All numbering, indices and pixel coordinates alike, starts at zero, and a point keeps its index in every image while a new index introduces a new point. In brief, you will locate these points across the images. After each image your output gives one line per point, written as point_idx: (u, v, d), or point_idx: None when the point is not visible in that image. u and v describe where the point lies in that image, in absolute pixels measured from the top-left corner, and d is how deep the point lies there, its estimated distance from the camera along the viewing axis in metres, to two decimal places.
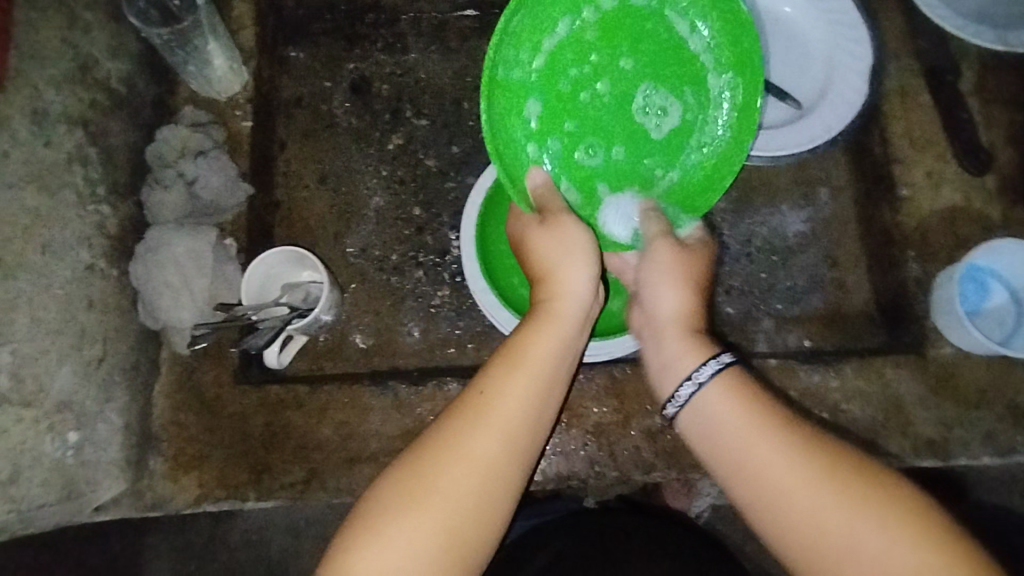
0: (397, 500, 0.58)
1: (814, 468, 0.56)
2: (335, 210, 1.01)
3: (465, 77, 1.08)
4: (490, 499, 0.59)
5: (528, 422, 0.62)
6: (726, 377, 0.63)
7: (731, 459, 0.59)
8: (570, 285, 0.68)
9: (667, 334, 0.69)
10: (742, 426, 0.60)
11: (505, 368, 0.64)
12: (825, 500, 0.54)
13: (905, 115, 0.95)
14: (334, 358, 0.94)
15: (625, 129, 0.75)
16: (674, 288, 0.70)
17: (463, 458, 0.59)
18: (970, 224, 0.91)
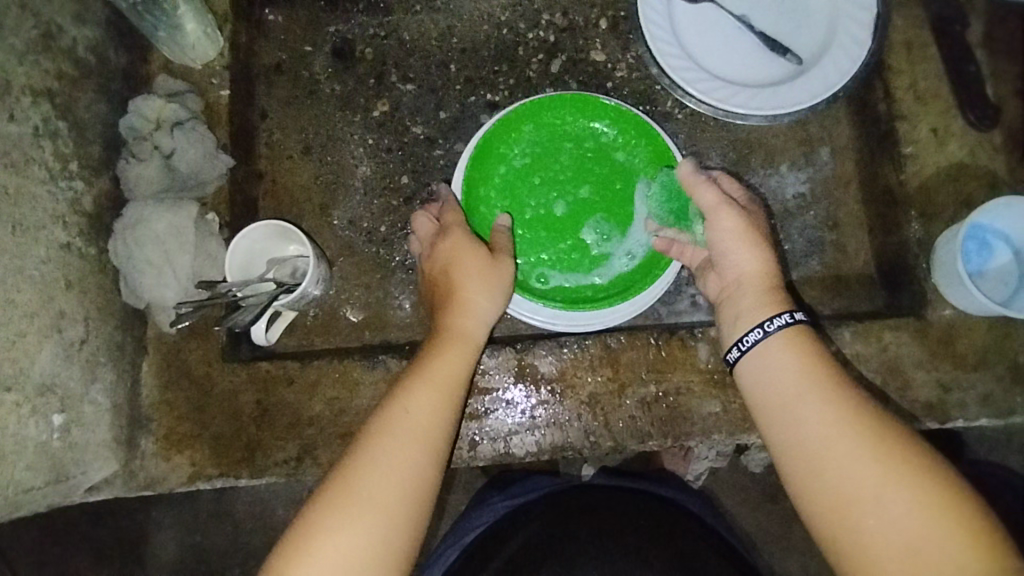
0: (329, 504, 0.64)
1: (870, 441, 0.60)
2: (321, 180, 0.98)
3: (452, 38, 1.04)
4: (399, 507, 0.64)
5: (439, 432, 0.69)
6: (801, 332, 0.69)
7: (797, 412, 0.65)
8: (479, 310, 0.79)
9: (751, 289, 0.74)
10: (796, 385, 0.66)
11: (420, 386, 0.71)
12: (864, 468, 0.59)
13: (910, 69, 0.91)
14: (326, 334, 0.94)
15: (562, 209, 0.90)
16: (748, 212, 0.77)
17: (385, 465, 0.66)
18: (976, 182, 0.88)
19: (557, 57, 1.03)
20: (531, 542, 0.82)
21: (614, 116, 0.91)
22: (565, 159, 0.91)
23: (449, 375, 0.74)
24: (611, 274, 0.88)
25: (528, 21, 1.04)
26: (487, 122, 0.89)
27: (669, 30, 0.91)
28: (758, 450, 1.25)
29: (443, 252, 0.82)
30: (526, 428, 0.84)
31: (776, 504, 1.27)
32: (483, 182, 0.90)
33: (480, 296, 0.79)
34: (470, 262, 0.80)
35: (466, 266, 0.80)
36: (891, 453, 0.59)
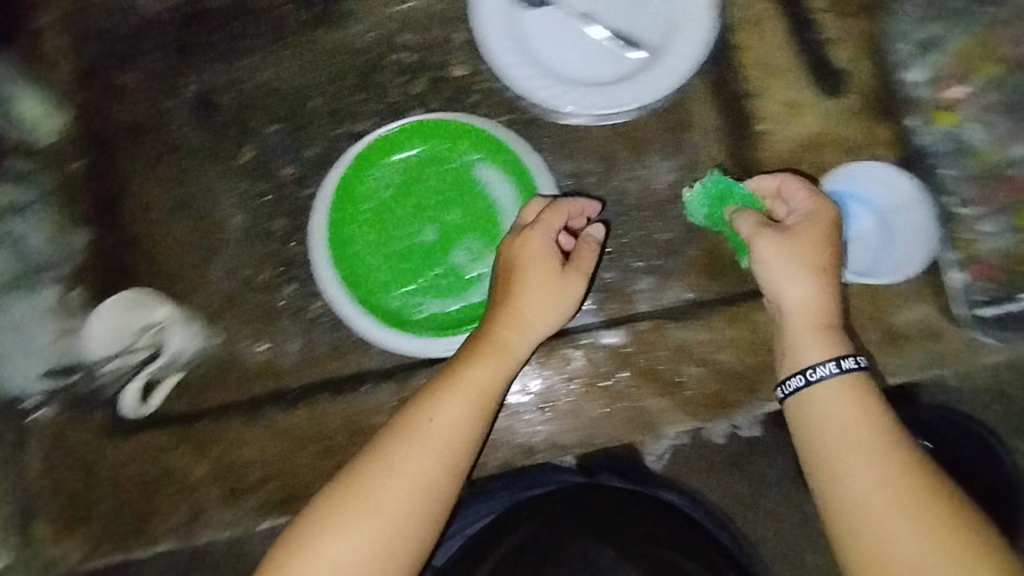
0: (337, 505, 0.69)
1: (925, 509, 0.62)
2: (194, 236, 0.97)
3: (310, 72, 1.02)
4: (405, 521, 0.69)
5: (460, 446, 0.72)
6: (855, 377, 0.69)
7: (826, 444, 0.67)
8: (529, 324, 0.79)
9: (812, 321, 0.73)
10: (851, 431, 0.67)
11: (450, 394, 0.74)
12: (905, 533, 0.61)
13: (758, 45, 0.89)
14: (218, 391, 0.93)
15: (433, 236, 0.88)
16: (812, 231, 0.74)
17: (407, 470, 0.70)
18: (835, 149, 0.87)
19: (418, 76, 1.02)
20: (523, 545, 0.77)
21: (472, 133, 0.88)
22: (430, 185, 0.88)
23: (472, 384, 0.75)
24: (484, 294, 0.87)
25: (384, 44, 1.02)
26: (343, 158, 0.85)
27: (513, 41, 0.89)
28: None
29: (522, 251, 0.79)
30: None
31: None
32: (349, 221, 0.87)
33: (538, 305, 0.79)
34: (526, 273, 0.78)
35: (534, 278, 0.78)
36: (907, 488, 0.63)
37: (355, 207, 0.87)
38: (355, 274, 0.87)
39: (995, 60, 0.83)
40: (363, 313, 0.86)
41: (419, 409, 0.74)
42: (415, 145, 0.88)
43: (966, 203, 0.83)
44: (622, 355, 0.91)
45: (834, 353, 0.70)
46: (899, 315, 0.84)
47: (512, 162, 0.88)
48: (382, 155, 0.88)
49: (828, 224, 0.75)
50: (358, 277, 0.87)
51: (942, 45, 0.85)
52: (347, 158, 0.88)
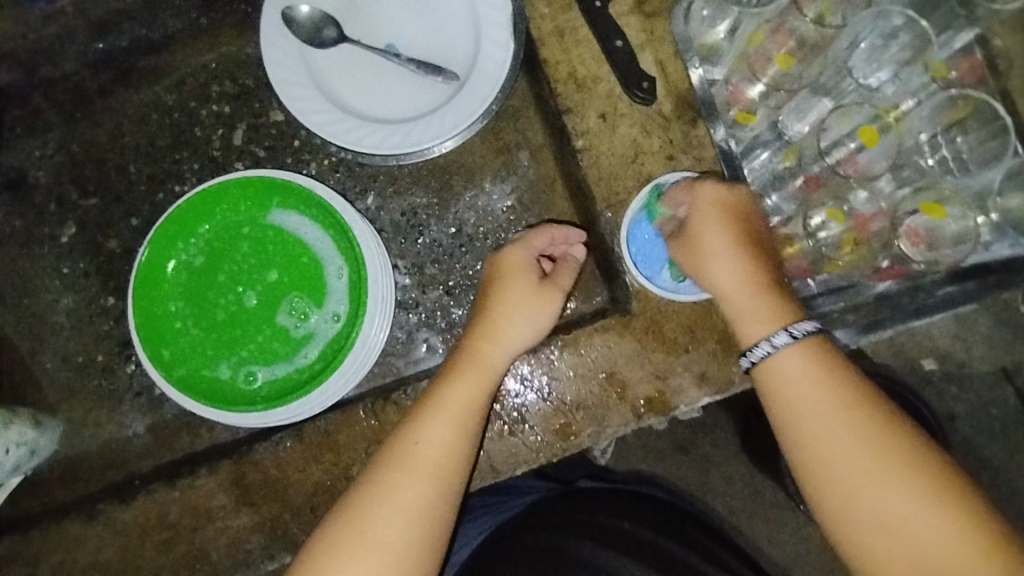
0: (334, 547, 0.66)
1: (906, 469, 0.59)
2: (22, 326, 0.94)
3: (124, 137, 0.97)
4: (412, 546, 0.67)
5: (450, 462, 0.71)
6: (807, 347, 0.65)
7: (807, 410, 0.63)
8: (510, 338, 0.77)
9: (742, 295, 0.69)
10: (831, 399, 0.62)
11: (437, 408, 0.73)
12: (904, 498, 0.58)
13: (566, 58, 0.86)
14: (65, 485, 0.90)
15: (257, 299, 0.84)
16: (711, 228, 0.71)
17: (395, 501, 0.68)
18: (654, 158, 0.84)
19: (236, 127, 0.97)
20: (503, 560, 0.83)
21: (278, 188, 0.85)
22: (245, 246, 0.85)
23: (460, 399, 0.73)
24: (316, 350, 0.83)
25: (197, 98, 0.97)
26: (142, 236, 0.82)
27: (307, 82, 0.86)
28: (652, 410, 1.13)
29: (506, 274, 0.79)
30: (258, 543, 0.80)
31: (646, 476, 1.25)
32: (162, 298, 0.83)
33: (526, 316, 0.77)
34: (497, 291, 0.78)
35: (515, 288, 0.78)
36: (875, 445, 0.60)
37: (169, 283, 0.84)
38: (175, 351, 0.82)
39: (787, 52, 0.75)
40: (185, 393, 0.81)
41: (401, 432, 0.72)
42: (224, 208, 0.85)
43: (776, 202, 0.80)
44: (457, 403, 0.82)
45: (785, 320, 0.67)
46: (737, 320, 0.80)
47: (320, 207, 0.84)
48: (190, 224, 0.85)
49: (724, 204, 0.72)
50: (181, 354, 0.82)
51: (738, 38, 0.80)
52: (151, 233, 0.84)
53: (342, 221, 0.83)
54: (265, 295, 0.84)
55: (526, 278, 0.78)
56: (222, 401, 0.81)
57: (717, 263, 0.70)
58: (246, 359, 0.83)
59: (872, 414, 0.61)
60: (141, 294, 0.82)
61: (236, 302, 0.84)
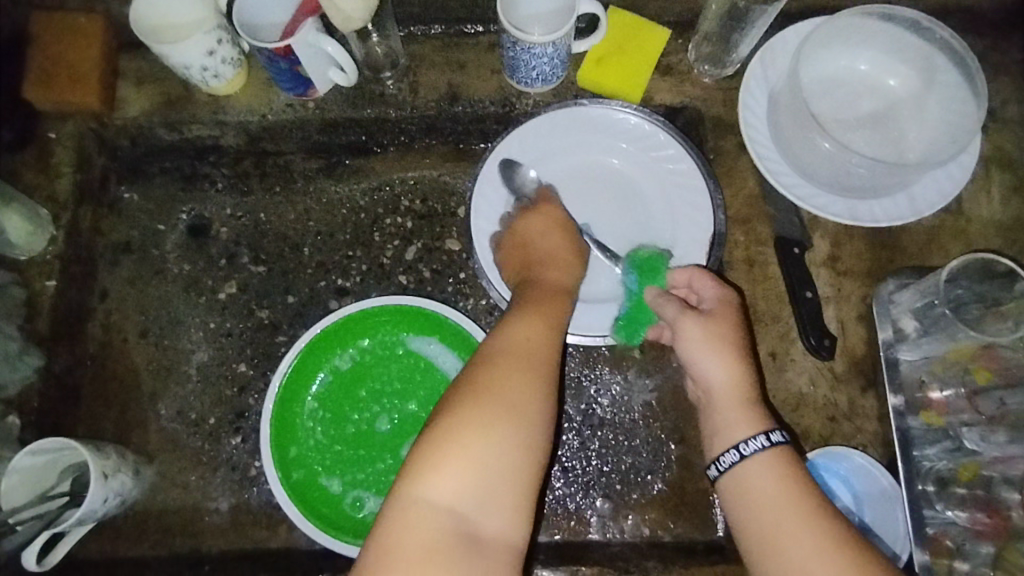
0: (460, 428, 0.59)
1: (835, 564, 0.59)
2: (152, 367, 0.95)
3: (308, 220, 1.03)
4: (533, 453, 0.60)
5: (556, 355, 0.67)
6: (776, 452, 0.66)
7: (760, 515, 0.64)
8: (571, 273, 0.80)
9: (739, 396, 0.70)
10: (781, 499, 0.63)
11: (530, 310, 0.70)
12: (825, 570, 0.59)
13: (750, 288, 0.88)
14: (132, 539, 0.88)
15: (389, 424, 0.84)
16: (706, 326, 0.72)
17: (520, 374, 0.63)
18: (814, 413, 0.83)
19: (412, 243, 1.02)
20: None
21: (443, 327, 0.86)
22: (395, 370, 0.86)
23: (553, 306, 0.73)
24: None
25: (387, 206, 1.03)
26: (307, 333, 0.82)
27: None
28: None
29: (545, 240, 0.82)
30: None
31: None
32: (306, 394, 0.85)
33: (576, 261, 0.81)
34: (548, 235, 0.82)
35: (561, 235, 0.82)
36: (823, 548, 0.60)
37: (317, 383, 0.85)
38: (300, 453, 0.83)
39: (988, 367, 0.76)
40: (293, 500, 0.79)
41: (503, 326, 0.68)
42: (386, 327, 0.87)
43: (936, 506, 0.77)
44: None
45: (763, 424, 0.68)
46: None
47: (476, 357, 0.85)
48: (352, 332, 0.86)
49: (727, 311, 0.74)
50: (306, 457, 0.83)
51: (935, 341, 0.79)
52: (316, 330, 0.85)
53: None
54: (398, 424, 0.84)
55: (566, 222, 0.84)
56: (327, 520, 0.80)
57: (716, 354, 0.71)
58: (362, 483, 0.82)
59: (805, 504, 0.63)
60: (286, 387, 0.83)
61: (371, 421, 0.84)
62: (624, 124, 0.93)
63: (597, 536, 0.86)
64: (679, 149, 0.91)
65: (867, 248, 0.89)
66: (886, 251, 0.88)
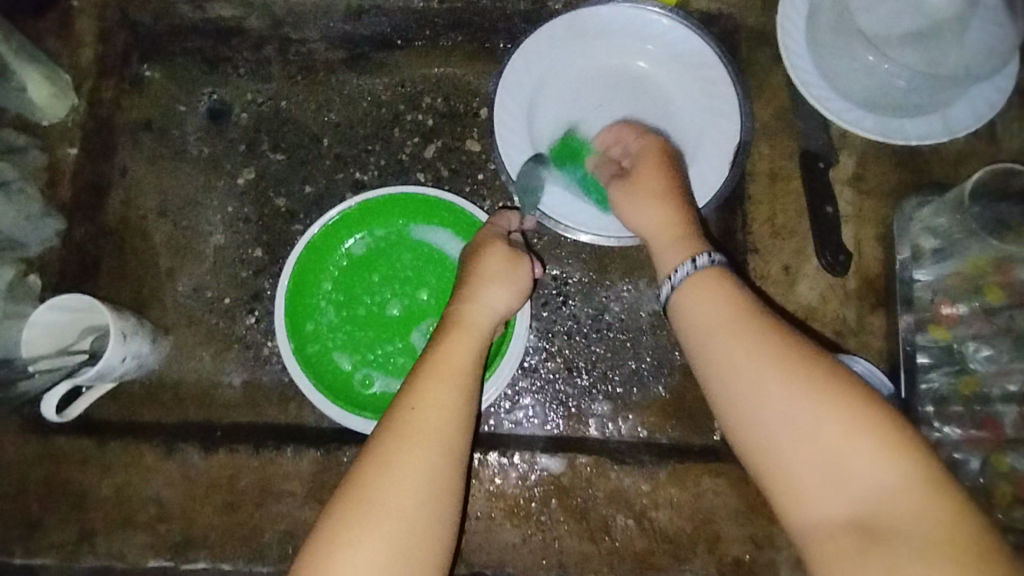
0: (336, 535, 0.59)
1: (785, 377, 0.57)
2: (171, 245, 0.96)
3: (328, 112, 1.02)
4: (425, 542, 0.60)
5: (450, 428, 0.64)
6: (707, 275, 0.65)
7: (710, 331, 0.62)
8: (491, 302, 0.73)
9: (722, 320, 0.62)
10: (727, 318, 0.62)
11: (427, 380, 0.66)
12: (771, 384, 0.57)
13: (771, 201, 0.87)
14: (148, 405, 0.91)
15: (401, 310, 0.85)
16: (649, 167, 0.76)
17: (400, 469, 0.61)
18: (822, 327, 0.84)
19: (432, 142, 1.01)
20: None
21: (458, 218, 0.86)
22: (408, 259, 0.87)
23: (455, 364, 0.69)
24: None
25: (409, 102, 1.01)
26: (322, 216, 0.83)
27: (524, 136, 0.89)
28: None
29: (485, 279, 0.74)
30: None
31: None
32: (321, 275, 0.86)
33: (501, 291, 0.74)
34: (484, 279, 0.74)
35: (486, 255, 0.75)
36: (769, 354, 0.59)
37: (331, 266, 0.86)
38: (312, 330, 0.85)
39: (1000, 286, 0.75)
40: (305, 371, 0.82)
41: (395, 406, 0.66)
42: (403, 216, 0.87)
43: (934, 424, 0.78)
44: (561, 486, 0.80)
45: (690, 253, 0.67)
46: None
47: None
48: (368, 218, 0.87)
49: (663, 154, 0.77)
50: (318, 334, 0.85)
51: (950, 259, 0.78)
52: (332, 212, 0.86)
53: None
54: (409, 310, 0.85)
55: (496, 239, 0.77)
56: (337, 393, 0.82)
57: (653, 199, 0.73)
58: (371, 363, 0.84)
59: (807, 368, 0.57)
60: (301, 266, 0.84)
61: (383, 306, 0.86)
62: (655, 27, 0.90)
63: (597, 433, 0.88)
64: (711, 55, 0.88)
65: (894, 169, 0.87)
66: (913, 173, 0.87)
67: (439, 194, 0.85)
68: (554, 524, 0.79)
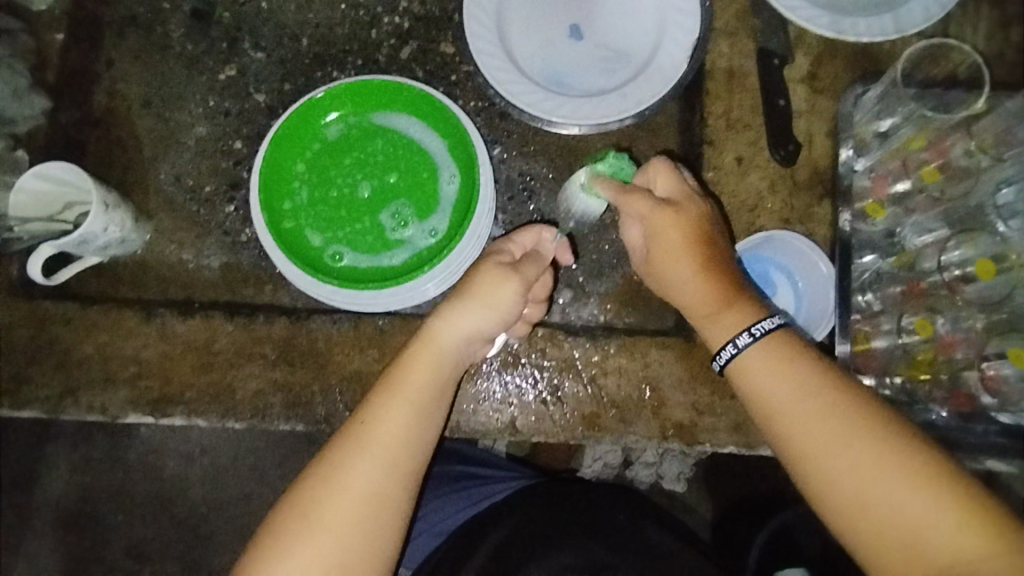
0: (287, 532, 0.69)
1: (854, 434, 0.63)
2: (154, 134, 1.00)
3: (309, 13, 1.05)
4: (374, 545, 0.70)
5: (400, 447, 0.72)
6: (769, 339, 0.70)
7: (770, 395, 0.68)
8: (459, 321, 0.76)
9: (793, 390, 0.67)
10: (789, 379, 0.67)
11: (385, 399, 0.74)
12: (839, 440, 0.64)
13: (727, 97, 0.91)
14: (130, 282, 0.95)
15: (370, 192, 0.90)
16: (676, 229, 0.74)
17: (349, 480, 0.70)
18: (770, 215, 0.88)
19: (407, 44, 1.04)
20: (519, 532, 0.87)
21: (425, 104, 0.90)
22: (379, 144, 0.91)
23: (414, 381, 0.75)
24: (400, 256, 0.89)
25: (386, 5, 1.05)
26: (297, 97, 0.87)
27: (493, 26, 0.92)
28: (642, 468, 1.26)
29: (475, 315, 0.76)
30: (284, 417, 0.84)
31: None
32: (294, 157, 0.90)
33: (475, 316, 0.76)
34: (470, 300, 0.76)
35: (471, 276, 0.77)
36: (839, 411, 0.65)
37: (305, 149, 0.91)
38: (285, 207, 0.89)
39: (935, 165, 0.79)
40: (278, 243, 0.86)
41: (358, 415, 0.74)
42: (375, 103, 0.91)
43: (867, 295, 0.83)
44: (516, 355, 0.85)
45: (744, 322, 0.71)
46: None
47: (457, 135, 0.90)
48: (340, 105, 0.91)
49: (695, 217, 0.75)
50: (290, 212, 0.89)
51: (892, 140, 0.83)
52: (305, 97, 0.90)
53: (472, 155, 0.88)
54: (378, 193, 0.90)
55: (496, 265, 0.77)
56: (307, 264, 0.87)
57: (688, 277, 0.74)
58: (341, 239, 0.89)
59: (870, 419, 0.64)
60: (275, 145, 0.88)
61: (353, 188, 0.90)
62: None
63: (557, 317, 0.89)
64: None
65: (847, 67, 0.90)
66: (865, 70, 0.90)
67: (409, 82, 0.89)
68: (507, 387, 0.84)
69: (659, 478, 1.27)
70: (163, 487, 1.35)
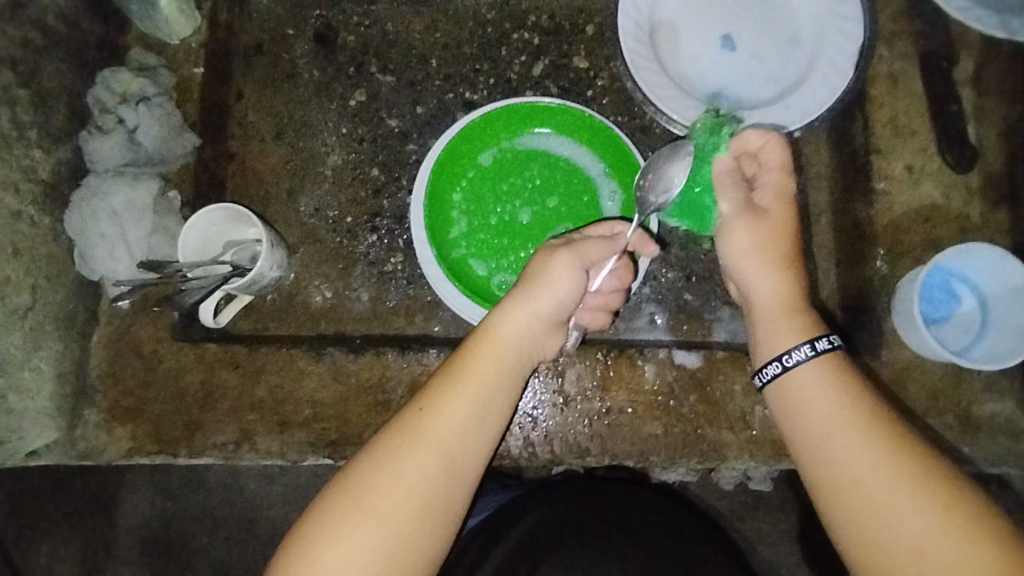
0: (320, 528, 0.60)
1: (909, 481, 0.56)
2: (290, 166, 0.98)
3: (435, 33, 1.02)
4: (414, 551, 0.61)
5: (465, 444, 0.64)
6: (829, 363, 0.62)
7: (816, 427, 0.60)
8: (534, 309, 0.69)
9: (847, 422, 0.59)
10: (838, 412, 0.60)
11: (448, 388, 0.66)
12: (893, 486, 0.56)
13: (892, 103, 0.88)
14: (281, 320, 0.92)
15: (531, 218, 0.88)
16: (766, 223, 0.66)
17: (402, 473, 0.62)
18: (947, 224, 0.86)
19: (540, 60, 1.01)
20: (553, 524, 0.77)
21: (583, 126, 0.88)
22: (535, 169, 0.89)
23: (478, 373, 0.67)
24: None
25: (515, 21, 1.02)
26: (458, 126, 0.85)
27: (647, 42, 0.89)
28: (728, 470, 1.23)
29: (555, 296, 0.69)
30: None
31: (754, 526, 1.24)
32: (451, 187, 0.88)
33: (552, 298, 0.69)
34: (539, 292, 0.69)
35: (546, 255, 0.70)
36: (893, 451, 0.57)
37: (461, 177, 0.88)
38: (446, 237, 0.87)
39: None
40: (446, 276, 0.85)
41: (418, 399, 0.65)
42: (529, 126, 0.89)
43: None
44: (697, 380, 0.84)
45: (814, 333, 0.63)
46: (985, 404, 0.81)
47: (619, 156, 0.87)
48: (495, 130, 0.88)
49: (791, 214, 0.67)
50: (452, 243, 0.87)
51: None
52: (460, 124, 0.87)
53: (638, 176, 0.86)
54: (539, 218, 0.88)
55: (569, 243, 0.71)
56: (476, 295, 0.85)
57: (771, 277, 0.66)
58: (506, 269, 0.87)
59: (920, 466, 0.57)
60: (435, 176, 0.86)
61: (514, 214, 0.88)
62: None
63: (722, 337, 0.90)
64: None
65: (1015, 67, 0.88)
66: None
67: (568, 104, 0.87)
68: (689, 412, 0.83)
69: (746, 480, 1.24)
70: (251, 512, 1.27)
